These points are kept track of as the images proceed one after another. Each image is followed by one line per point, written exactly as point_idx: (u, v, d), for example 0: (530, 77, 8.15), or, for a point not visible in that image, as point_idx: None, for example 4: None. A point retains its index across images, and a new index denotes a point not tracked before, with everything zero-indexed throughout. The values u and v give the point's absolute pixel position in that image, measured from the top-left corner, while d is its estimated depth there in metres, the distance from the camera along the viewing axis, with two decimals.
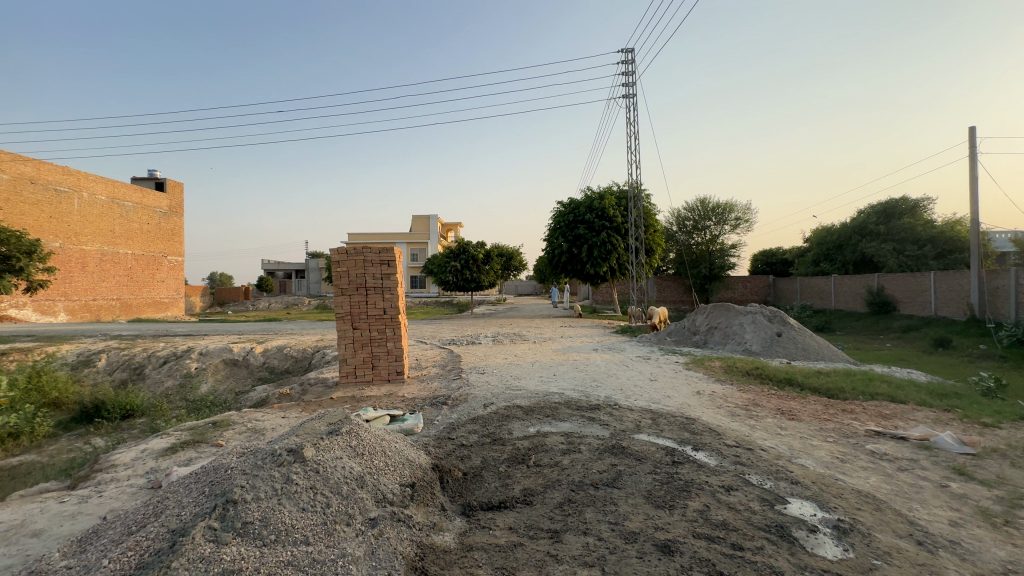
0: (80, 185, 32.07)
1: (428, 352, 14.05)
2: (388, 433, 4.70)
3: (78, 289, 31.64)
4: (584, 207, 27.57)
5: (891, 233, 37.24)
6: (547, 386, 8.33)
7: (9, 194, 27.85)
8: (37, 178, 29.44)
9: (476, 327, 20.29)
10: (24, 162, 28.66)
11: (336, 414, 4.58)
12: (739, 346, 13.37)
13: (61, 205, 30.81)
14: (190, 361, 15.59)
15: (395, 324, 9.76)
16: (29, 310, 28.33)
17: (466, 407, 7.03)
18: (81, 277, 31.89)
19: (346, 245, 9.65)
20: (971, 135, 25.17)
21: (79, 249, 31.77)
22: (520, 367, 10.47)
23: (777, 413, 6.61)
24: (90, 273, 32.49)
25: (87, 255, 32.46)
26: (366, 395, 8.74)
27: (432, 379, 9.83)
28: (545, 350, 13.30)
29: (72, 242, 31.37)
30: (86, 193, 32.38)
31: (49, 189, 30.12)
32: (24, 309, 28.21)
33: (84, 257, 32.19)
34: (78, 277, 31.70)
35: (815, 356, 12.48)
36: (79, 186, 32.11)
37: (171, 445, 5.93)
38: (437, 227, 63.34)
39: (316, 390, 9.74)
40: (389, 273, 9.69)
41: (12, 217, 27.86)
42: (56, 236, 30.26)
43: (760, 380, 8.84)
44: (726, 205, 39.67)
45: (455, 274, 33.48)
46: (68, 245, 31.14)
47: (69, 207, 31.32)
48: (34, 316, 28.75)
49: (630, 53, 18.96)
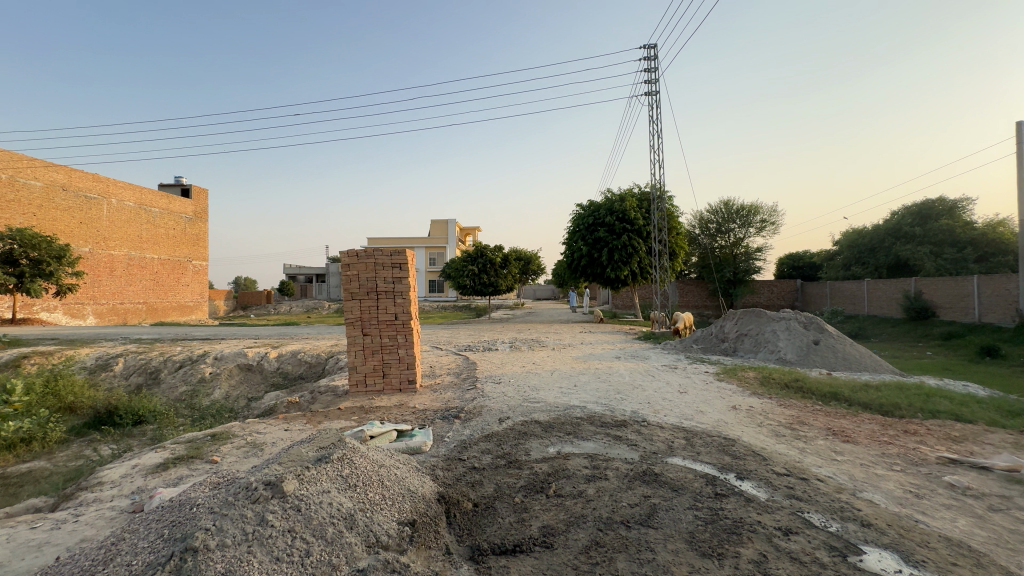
0: (109, 191, 32.82)
1: (443, 358, 13.59)
2: (389, 457, 4.18)
3: (105, 293, 32.24)
4: (603, 209, 26.89)
5: (928, 235, 35.46)
6: (568, 398, 7.72)
7: (42, 201, 28.60)
8: (68, 185, 30.14)
9: (494, 333, 19.77)
10: (56, 170, 29.42)
11: (330, 436, 4.11)
12: (772, 355, 12.56)
13: (91, 211, 31.49)
14: (204, 366, 15.43)
15: (406, 330, 9.29)
16: (60, 313, 28.89)
17: (480, 421, 6.49)
18: (109, 281, 32.52)
19: (357, 247, 9.27)
20: (1019, 130, 23.63)
21: (107, 254, 32.40)
22: (538, 376, 9.87)
23: (828, 433, 5.87)
24: (117, 277, 33.11)
25: (115, 260, 33.09)
26: (376, 406, 8.27)
27: (445, 389, 9.31)
28: (564, 358, 12.65)
29: (100, 247, 32.01)
30: (115, 199, 33.09)
31: (80, 196, 30.85)
32: (55, 312, 28.72)
33: (112, 262, 32.81)
34: (106, 281, 32.33)
35: (857, 365, 11.58)
36: (109, 193, 32.87)
37: (163, 461, 5.53)
38: (455, 231, 63.27)
39: (325, 399, 9.32)
40: (401, 276, 9.26)
41: (45, 223, 28.55)
42: (86, 241, 30.88)
43: (802, 394, 8.07)
44: (751, 207, 38.44)
45: (472, 278, 33.07)
46: (97, 250, 31.77)
47: (99, 213, 31.98)
48: (64, 319, 29.32)
49: (652, 49, 18.29)
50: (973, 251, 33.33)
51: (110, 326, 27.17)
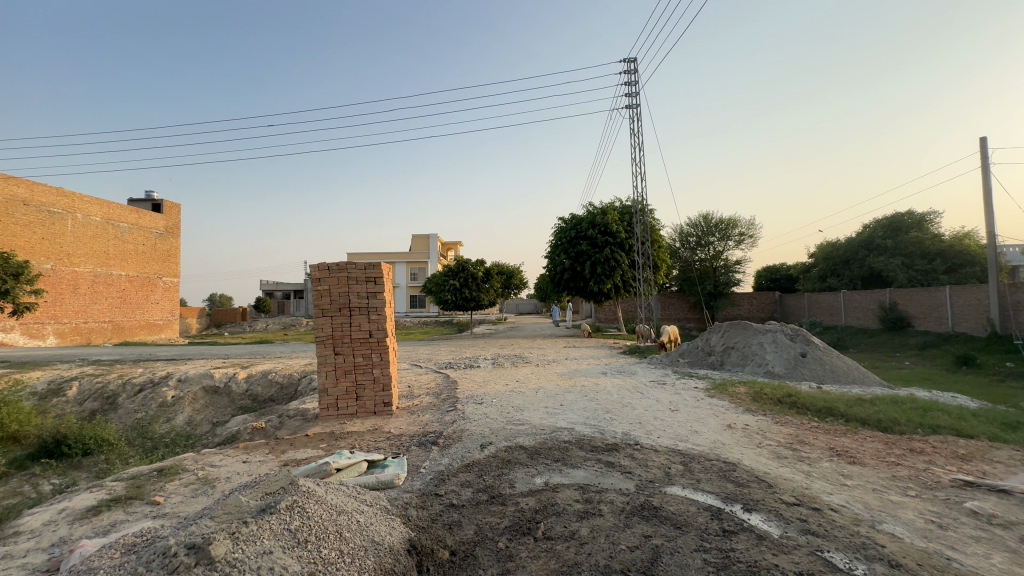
0: (74, 206, 31.39)
1: (422, 377, 12.98)
2: (349, 502, 3.66)
3: (68, 312, 30.60)
4: (586, 222, 26.76)
5: (900, 247, 36.38)
6: (554, 419, 7.23)
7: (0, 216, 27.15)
8: (30, 199, 28.74)
9: (476, 349, 19.19)
10: (17, 184, 28.04)
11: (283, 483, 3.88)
12: (760, 368, 12.31)
13: (54, 226, 30.07)
14: (166, 389, 14.46)
15: (382, 348, 8.73)
16: (16, 334, 27.25)
17: (459, 448, 5.95)
18: (72, 300, 30.91)
19: (328, 260, 8.72)
20: (983, 146, 24.46)
21: (71, 270, 30.83)
22: (522, 395, 9.37)
23: (831, 453, 5.52)
24: (81, 295, 31.51)
25: (79, 277, 31.57)
26: (347, 431, 7.63)
27: (424, 411, 8.72)
28: (549, 374, 12.17)
29: (64, 264, 30.45)
30: (80, 214, 31.73)
31: (43, 211, 29.38)
32: (11, 333, 27.13)
33: (76, 279, 31.28)
34: (69, 299, 30.72)
35: (845, 377, 11.40)
36: (74, 207, 31.39)
37: (96, 504, 4.84)
38: (437, 246, 62.66)
39: (292, 424, 8.61)
40: (376, 291, 8.73)
41: (3, 238, 27.04)
42: (48, 257, 29.38)
43: (797, 410, 7.76)
44: (730, 220, 38.98)
45: (454, 293, 32.46)
46: (60, 266, 30.27)
47: (63, 228, 30.57)
48: (21, 340, 27.66)
49: (632, 63, 18.37)
50: (943, 263, 34.29)
51: (70, 346, 25.68)
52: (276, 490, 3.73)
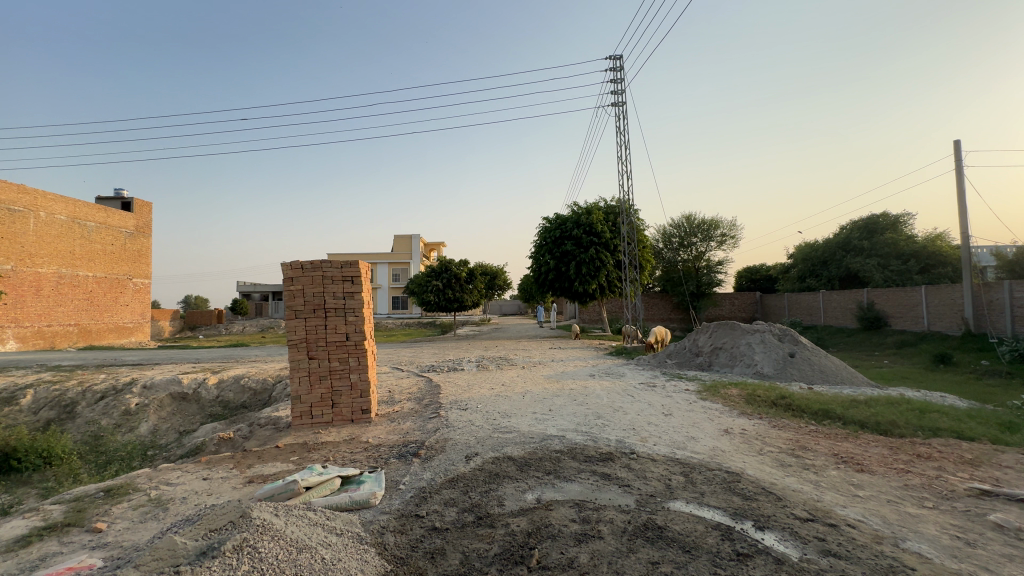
0: (37, 204, 29.83)
1: (403, 381, 12.47)
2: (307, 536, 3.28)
3: (30, 315, 29.08)
4: (570, 222, 26.48)
5: (875, 248, 37.09)
6: (543, 426, 6.81)
7: None
8: None
9: (460, 351, 18.69)
10: None
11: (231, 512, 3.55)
12: (749, 368, 12.12)
13: (15, 225, 28.47)
14: (129, 397, 13.62)
15: (359, 352, 8.20)
16: None
17: (443, 460, 5.49)
18: (34, 302, 29.36)
19: (302, 259, 8.17)
20: (957, 150, 25.00)
21: (33, 271, 29.26)
22: (508, 400, 8.95)
23: (837, 460, 5.24)
24: (44, 297, 29.93)
25: (43, 278, 30.01)
26: (322, 441, 7.11)
27: (404, 418, 8.22)
28: (535, 377, 11.77)
29: (25, 264, 28.89)
30: (44, 212, 30.18)
31: (3, 209, 27.79)
32: None
33: (39, 280, 29.72)
34: (32, 302, 29.16)
35: (834, 378, 11.28)
36: (36, 205, 29.89)
37: (26, 533, 4.23)
38: (419, 246, 61.83)
39: (262, 434, 8.02)
40: (353, 291, 8.22)
41: None
42: (8, 258, 27.80)
43: (792, 413, 7.52)
44: (712, 221, 39.29)
45: (436, 294, 31.87)
46: (21, 267, 28.66)
47: (24, 226, 29.00)
48: None
49: (618, 60, 18.15)
50: (917, 264, 35.08)
51: (32, 351, 24.35)
52: (223, 527, 3.30)
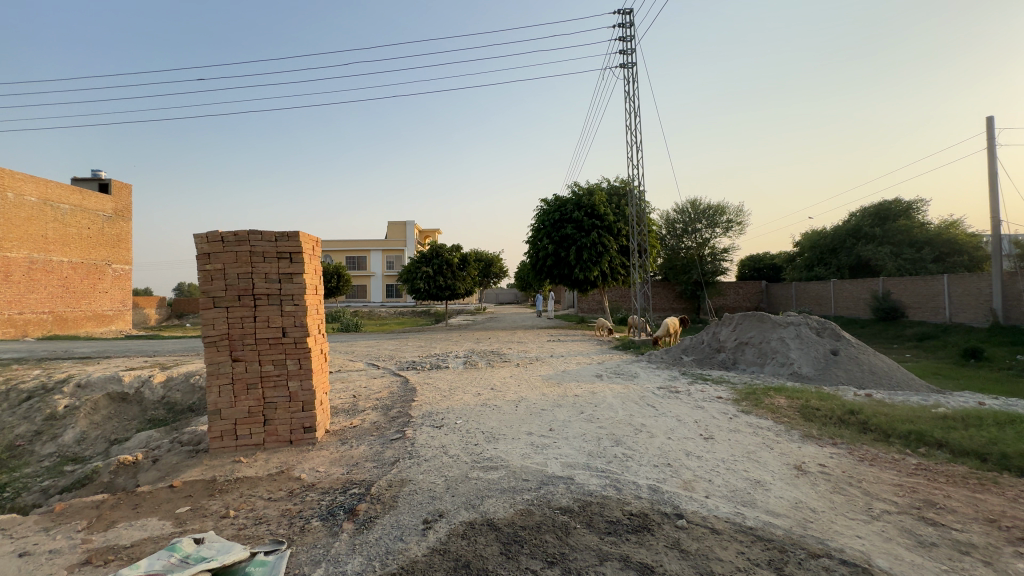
0: (4, 184, 27.27)
1: (375, 381, 10.56)
2: None
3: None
4: (570, 204, 24.42)
5: (888, 235, 35.14)
6: (542, 460, 4.89)
7: None
8: None
9: (448, 344, 16.78)
10: None
11: None
12: (783, 368, 10.26)
13: None
14: (58, 399, 11.65)
15: (302, 353, 6.26)
16: None
17: (386, 529, 3.55)
18: (3, 289, 27.09)
19: (220, 229, 6.15)
20: (990, 127, 23.00)
21: (2, 256, 26.95)
22: (496, 414, 6.98)
23: (1006, 535, 3.32)
24: (15, 283, 27.71)
25: (12, 264, 27.64)
26: (238, 477, 5.15)
27: (360, 440, 6.22)
28: (531, 378, 9.81)
29: None
30: (11, 193, 27.62)
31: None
32: None
33: (8, 266, 27.37)
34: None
35: (887, 382, 9.39)
36: (3, 185, 27.31)
37: None
38: (414, 233, 59.73)
39: (168, 460, 6.05)
40: (291, 272, 6.26)
41: None
42: None
43: (876, 438, 5.59)
44: (718, 207, 37.27)
45: (427, 280, 29.81)
46: None
47: None
48: None
49: (628, 15, 15.95)
50: (932, 251, 33.09)
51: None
52: None
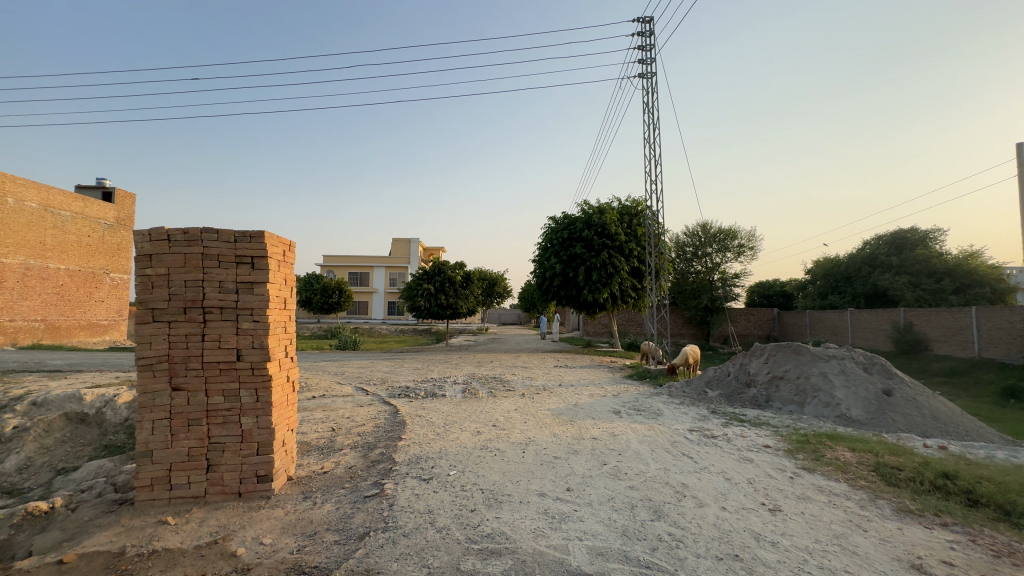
0: (5, 188, 26.50)
1: (360, 410, 9.25)
2: None
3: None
4: (580, 222, 23.34)
5: (905, 264, 33.82)
6: (562, 545, 3.58)
7: None
8: None
9: (447, 367, 15.49)
10: None
11: None
12: (827, 410, 8.91)
13: None
14: (9, 419, 10.41)
15: (259, 381, 5.03)
16: None
17: None
18: None
19: (166, 226, 5.00)
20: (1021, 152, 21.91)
21: None
22: (499, 463, 5.65)
23: None
24: (8, 290, 26.60)
25: (7, 269, 26.60)
26: (154, 550, 3.86)
27: (326, 495, 4.90)
28: (539, 413, 8.50)
29: None
30: (12, 198, 26.77)
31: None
32: None
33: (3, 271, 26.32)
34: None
35: (954, 430, 8.03)
36: (4, 190, 26.49)
37: None
38: (418, 250, 59.03)
39: (82, 514, 4.78)
40: (252, 280, 5.08)
41: None
42: None
43: (996, 519, 4.26)
44: (729, 231, 36.13)
45: (428, 298, 28.66)
46: None
47: None
48: None
49: (649, 24, 15.17)
50: (952, 282, 31.66)
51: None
52: None
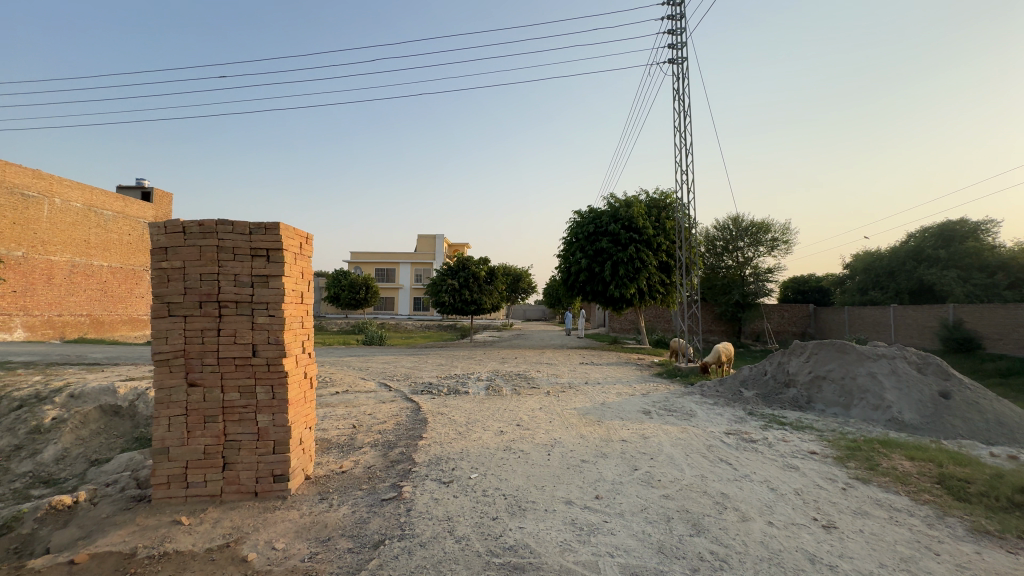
0: (53, 190, 27.65)
1: (382, 406, 9.11)
2: None
3: (40, 303, 26.78)
4: (606, 216, 22.75)
5: (953, 258, 31.82)
6: (591, 563, 3.26)
7: None
8: (2, 180, 24.85)
9: (470, 363, 15.29)
10: None
11: None
12: (877, 413, 8.27)
13: (28, 211, 26.22)
14: (48, 410, 10.72)
15: (275, 378, 4.88)
16: None
17: None
18: (45, 291, 27.12)
19: (181, 218, 4.87)
20: None
21: (46, 259, 27.11)
22: (522, 466, 5.35)
23: None
24: (56, 286, 27.76)
25: (55, 267, 27.79)
26: (165, 553, 3.73)
27: (343, 496, 4.71)
28: (564, 412, 8.18)
29: (37, 251, 26.68)
30: (59, 198, 27.91)
31: (16, 193, 25.56)
32: None
33: (51, 269, 27.50)
34: (43, 290, 26.94)
35: (1022, 437, 7.32)
36: (51, 191, 27.64)
37: None
38: (443, 246, 59.29)
39: (102, 510, 4.73)
40: (267, 274, 4.92)
41: None
42: (20, 244, 25.60)
43: None
44: (762, 224, 34.75)
45: (452, 294, 28.58)
46: (33, 254, 26.46)
47: (39, 213, 26.73)
48: None
49: (679, 6, 14.48)
50: (1006, 277, 29.55)
51: (20, 345, 21.96)
52: None
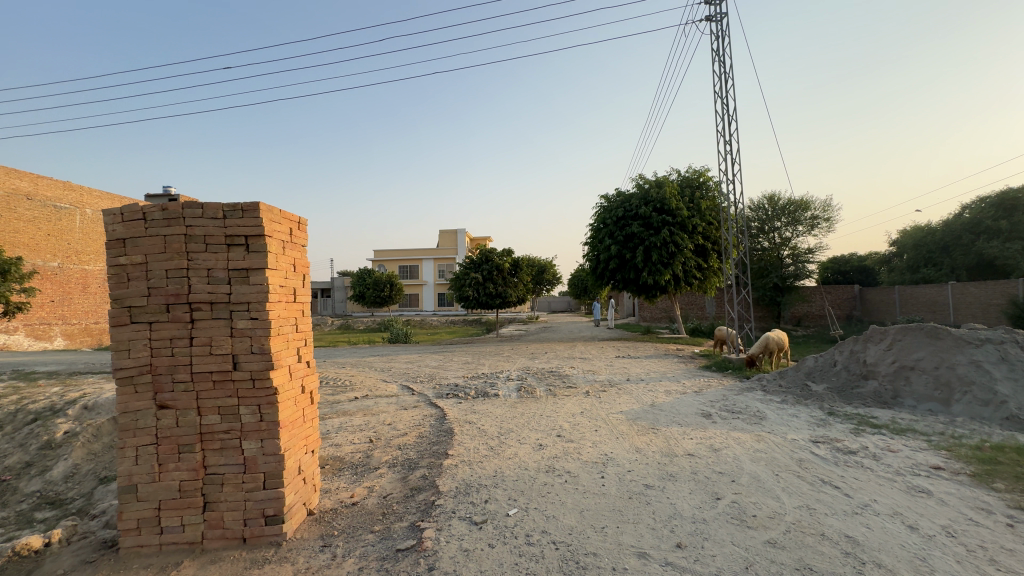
0: (83, 201, 27.57)
1: (405, 413, 8.17)
2: None
3: (77, 312, 27.09)
4: (635, 199, 21.35)
5: (1017, 229, 28.83)
6: None
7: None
8: (35, 194, 24.99)
9: (500, 361, 14.29)
10: (19, 175, 24.25)
11: None
12: (988, 410, 6.86)
13: (62, 222, 26.35)
14: (61, 424, 10.20)
15: (263, 396, 3.94)
16: (21, 335, 23.64)
17: None
18: (81, 300, 27.40)
19: (139, 203, 3.93)
20: None
21: (80, 268, 27.33)
22: (572, 494, 4.29)
23: None
24: (92, 295, 28.03)
25: (90, 276, 27.99)
26: None
27: (350, 543, 3.73)
28: (610, 417, 7.07)
29: (71, 261, 26.89)
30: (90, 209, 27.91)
31: (48, 206, 25.64)
32: (15, 334, 23.53)
33: (86, 278, 27.70)
34: (79, 299, 27.21)
35: None
36: (83, 203, 27.59)
37: None
38: (465, 241, 58.62)
39: (63, 561, 3.88)
40: (248, 267, 3.96)
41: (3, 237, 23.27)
42: (54, 255, 25.84)
43: None
44: (800, 202, 32.58)
45: (476, 288, 27.64)
46: (68, 264, 26.69)
47: (71, 224, 26.79)
48: (25, 342, 24.02)
49: None
50: None
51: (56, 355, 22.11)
52: None
